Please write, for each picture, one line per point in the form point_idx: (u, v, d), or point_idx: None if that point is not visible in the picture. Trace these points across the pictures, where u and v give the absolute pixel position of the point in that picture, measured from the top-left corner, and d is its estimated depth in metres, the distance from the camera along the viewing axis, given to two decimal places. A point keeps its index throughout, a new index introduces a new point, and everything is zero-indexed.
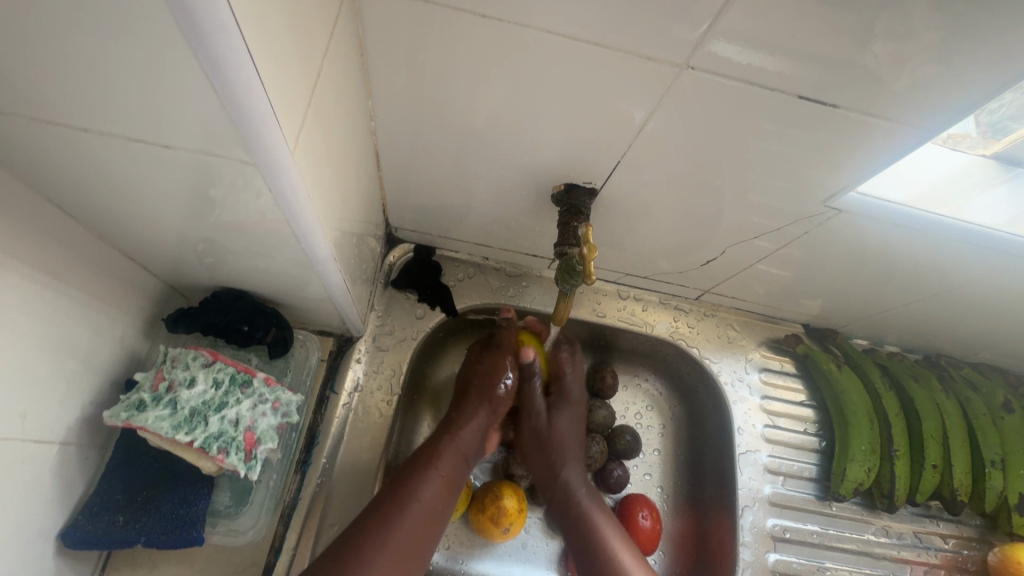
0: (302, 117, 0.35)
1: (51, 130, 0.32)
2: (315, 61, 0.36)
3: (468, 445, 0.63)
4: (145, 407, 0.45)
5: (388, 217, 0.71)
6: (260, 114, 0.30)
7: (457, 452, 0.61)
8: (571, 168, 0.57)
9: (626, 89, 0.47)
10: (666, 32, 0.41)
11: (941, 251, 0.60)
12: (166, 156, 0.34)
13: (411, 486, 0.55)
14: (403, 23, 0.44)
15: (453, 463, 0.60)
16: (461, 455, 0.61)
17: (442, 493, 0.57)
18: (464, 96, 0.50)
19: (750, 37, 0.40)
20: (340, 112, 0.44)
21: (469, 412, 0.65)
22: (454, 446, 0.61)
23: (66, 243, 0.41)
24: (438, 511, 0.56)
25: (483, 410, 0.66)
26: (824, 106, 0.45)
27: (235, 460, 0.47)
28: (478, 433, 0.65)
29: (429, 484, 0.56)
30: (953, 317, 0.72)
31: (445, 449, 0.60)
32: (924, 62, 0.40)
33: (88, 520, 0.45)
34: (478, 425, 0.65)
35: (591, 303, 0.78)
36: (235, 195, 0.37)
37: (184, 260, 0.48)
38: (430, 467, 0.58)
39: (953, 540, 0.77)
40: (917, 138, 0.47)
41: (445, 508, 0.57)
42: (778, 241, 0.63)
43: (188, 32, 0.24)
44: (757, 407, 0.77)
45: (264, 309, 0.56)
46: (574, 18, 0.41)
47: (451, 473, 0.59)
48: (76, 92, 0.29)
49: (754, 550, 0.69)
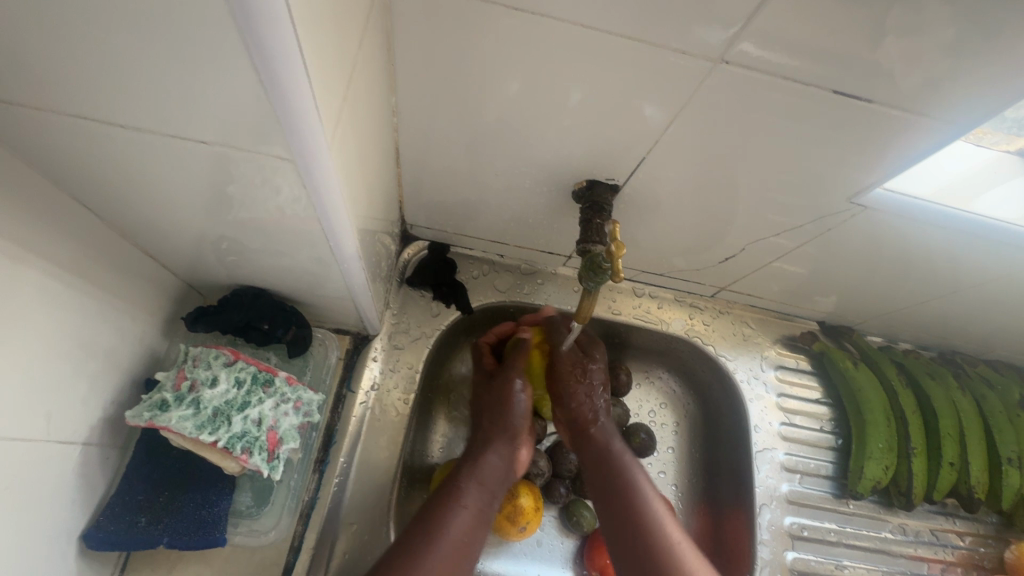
0: (338, 112, 0.35)
1: (78, 123, 0.31)
2: (348, 56, 0.35)
3: (494, 479, 0.60)
4: (168, 406, 0.44)
5: (403, 214, 0.70)
6: (304, 107, 0.29)
7: (481, 484, 0.58)
8: (593, 164, 0.56)
9: (654, 85, 0.46)
10: (700, 27, 0.40)
11: (963, 249, 0.59)
12: (196, 151, 0.33)
13: (437, 518, 0.53)
14: (431, 18, 0.43)
15: (479, 495, 0.57)
16: (484, 486, 0.58)
17: (473, 524, 0.55)
18: (489, 92, 0.49)
19: (788, 30, 0.39)
20: (367, 109, 0.43)
21: (487, 444, 0.62)
22: (473, 476, 0.59)
23: (88, 241, 0.40)
24: (469, 545, 0.53)
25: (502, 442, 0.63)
26: (857, 101, 0.44)
27: (258, 460, 0.46)
28: (503, 462, 0.61)
29: (457, 515, 0.54)
30: (972, 314, 0.72)
31: (468, 481, 0.58)
32: (961, 58, 0.40)
33: (109, 521, 0.44)
34: (500, 455, 0.62)
35: (606, 300, 0.78)
36: (266, 193, 0.36)
37: (205, 258, 0.48)
38: (452, 499, 0.55)
39: (969, 537, 0.77)
40: (950, 134, 0.46)
41: (475, 542, 0.54)
42: (798, 238, 0.63)
43: (240, 20, 0.24)
44: (772, 405, 0.77)
45: (284, 307, 0.55)
46: (606, 11, 0.40)
47: (478, 505, 0.56)
48: (110, 87, 0.28)
49: (772, 548, 0.69)
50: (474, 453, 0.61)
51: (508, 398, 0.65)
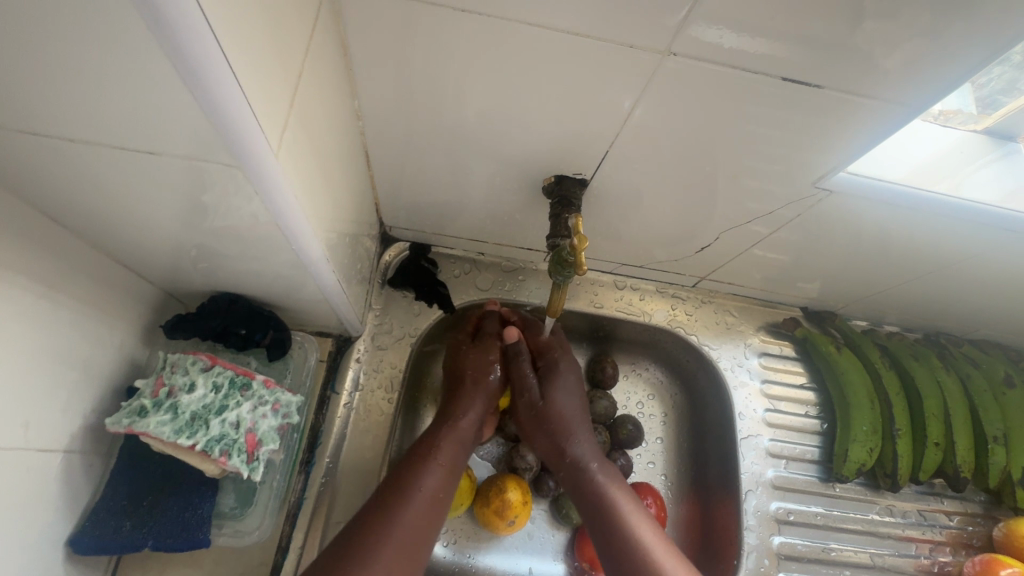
0: (284, 119, 0.36)
1: (36, 142, 0.32)
2: (294, 63, 0.36)
3: (468, 436, 0.62)
4: (147, 412, 0.46)
5: (381, 216, 0.71)
6: (241, 117, 0.30)
7: (456, 442, 0.60)
8: (561, 159, 0.57)
9: (610, 79, 0.46)
10: (648, 19, 0.41)
11: (936, 230, 0.60)
12: (151, 163, 0.34)
13: (413, 476, 0.55)
14: (385, 21, 0.44)
15: (452, 452, 0.59)
16: (458, 446, 0.60)
17: (445, 480, 0.57)
18: (451, 92, 0.50)
19: (734, 20, 0.40)
20: (325, 114, 0.44)
21: (462, 405, 0.64)
22: (452, 435, 0.61)
23: (61, 254, 0.41)
24: (441, 498, 0.55)
25: (477, 402, 0.65)
26: (810, 86, 0.45)
27: (237, 462, 0.47)
28: (476, 421, 0.63)
29: (431, 474, 0.56)
30: (954, 294, 0.72)
31: (443, 440, 0.60)
32: (909, 37, 0.40)
33: (95, 526, 0.46)
34: (475, 414, 0.64)
35: (588, 294, 0.78)
36: (226, 201, 0.37)
37: (179, 267, 0.49)
38: (428, 459, 0.57)
39: (958, 517, 0.77)
40: (904, 116, 0.46)
41: (446, 497, 0.56)
42: (772, 224, 0.63)
43: (164, 44, 0.25)
44: (757, 392, 0.78)
45: (261, 311, 0.57)
46: (555, 8, 0.41)
47: (451, 462, 0.58)
48: (61, 106, 0.29)
49: (759, 534, 0.69)
50: (451, 412, 0.63)
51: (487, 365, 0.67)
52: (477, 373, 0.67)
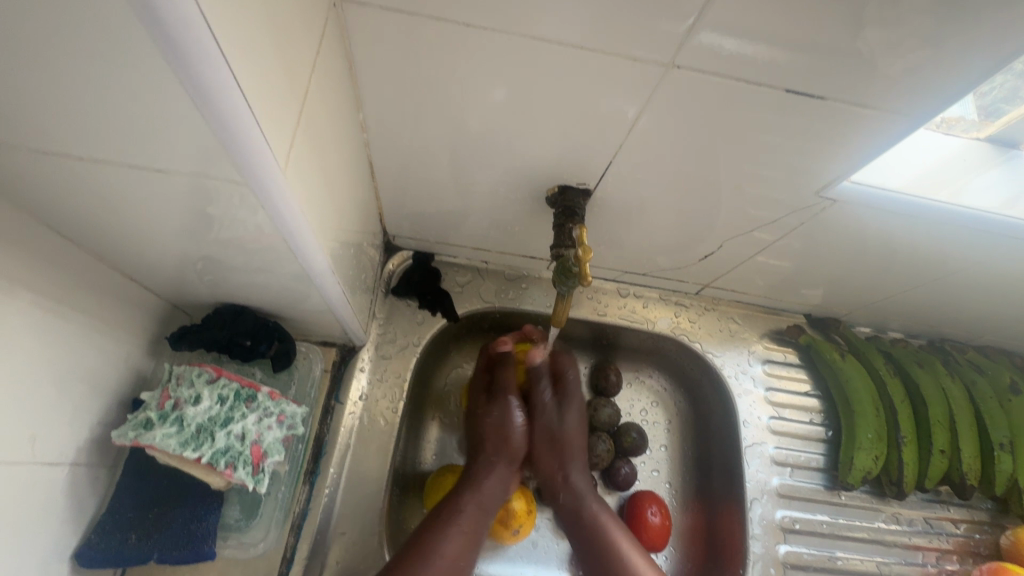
0: (292, 135, 0.36)
1: (44, 159, 0.32)
2: (302, 79, 0.36)
3: (491, 498, 0.62)
4: (152, 425, 0.46)
5: (385, 225, 0.71)
6: (250, 138, 0.30)
7: (478, 506, 0.60)
8: (564, 169, 0.57)
9: (613, 89, 0.47)
10: (651, 31, 0.41)
11: (940, 237, 0.60)
12: (159, 179, 0.34)
13: (434, 543, 0.56)
14: (390, 33, 0.44)
15: (474, 517, 0.60)
16: (481, 508, 0.61)
17: (466, 545, 0.58)
18: (456, 104, 0.50)
19: (738, 32, 0.40)
20: (331, 127, 0.44)
21: (486, 468, 0.63)
22: (475, 500, 0.61)
23: (68, 267, 0.42)
24: (460, 567, 0.57)
25: (500, 463, 0.64)
26: (812, 97, 0.45)
27: (242, 474, 0.47)
28: (500, 483, 0.63)
29: (451, 539, 0.57)
30: (958, 301, 0.72)
31: (466, 505, 0.60)
32: (912, 47, 0.40)
33: (100, 539, 0.46)
34: (499, 477, 0.63)
35: (592, 302, 0.78)
36: (234, 214, 0.37)
37: (185, 278, 0.49)
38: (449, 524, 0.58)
39: (965, 524, 0.77)
40: (907, 126, 0.47)
41: (467, 562, 0.58)
42: (777, 232, 0.63)
43: (179, 70, 0.25)
44: (761, 399, 0.77)
45: (266, 322, 0.57)
46: (559, 21, 0.41)
47: (473, 527, 0.59)
48: (69, 123, 0.29)
49: (764, 542, 0.69)
50: (472, 474, 0.63)
51: (506, 421, 0.66)
52: (500, 432, 0.66)
